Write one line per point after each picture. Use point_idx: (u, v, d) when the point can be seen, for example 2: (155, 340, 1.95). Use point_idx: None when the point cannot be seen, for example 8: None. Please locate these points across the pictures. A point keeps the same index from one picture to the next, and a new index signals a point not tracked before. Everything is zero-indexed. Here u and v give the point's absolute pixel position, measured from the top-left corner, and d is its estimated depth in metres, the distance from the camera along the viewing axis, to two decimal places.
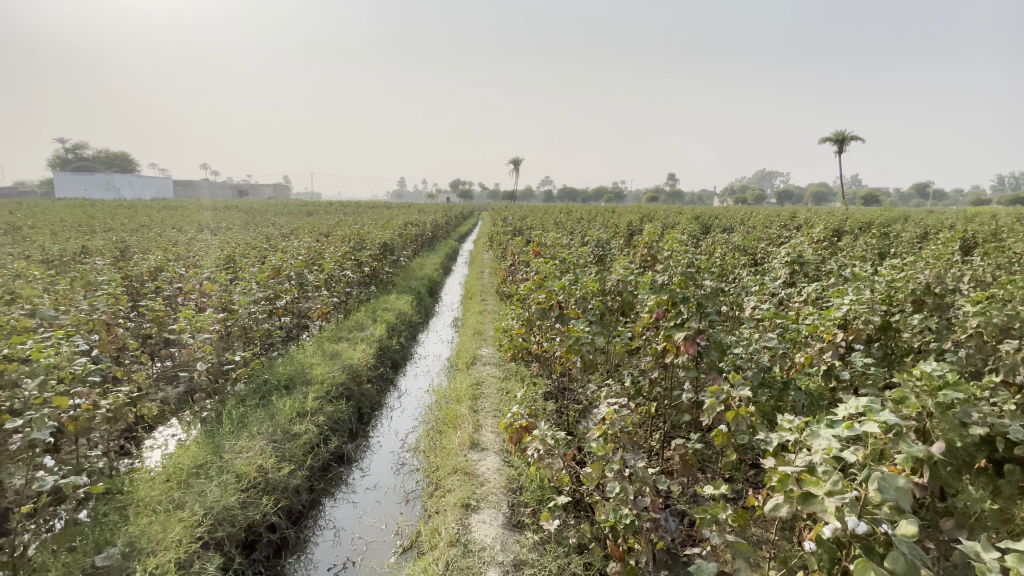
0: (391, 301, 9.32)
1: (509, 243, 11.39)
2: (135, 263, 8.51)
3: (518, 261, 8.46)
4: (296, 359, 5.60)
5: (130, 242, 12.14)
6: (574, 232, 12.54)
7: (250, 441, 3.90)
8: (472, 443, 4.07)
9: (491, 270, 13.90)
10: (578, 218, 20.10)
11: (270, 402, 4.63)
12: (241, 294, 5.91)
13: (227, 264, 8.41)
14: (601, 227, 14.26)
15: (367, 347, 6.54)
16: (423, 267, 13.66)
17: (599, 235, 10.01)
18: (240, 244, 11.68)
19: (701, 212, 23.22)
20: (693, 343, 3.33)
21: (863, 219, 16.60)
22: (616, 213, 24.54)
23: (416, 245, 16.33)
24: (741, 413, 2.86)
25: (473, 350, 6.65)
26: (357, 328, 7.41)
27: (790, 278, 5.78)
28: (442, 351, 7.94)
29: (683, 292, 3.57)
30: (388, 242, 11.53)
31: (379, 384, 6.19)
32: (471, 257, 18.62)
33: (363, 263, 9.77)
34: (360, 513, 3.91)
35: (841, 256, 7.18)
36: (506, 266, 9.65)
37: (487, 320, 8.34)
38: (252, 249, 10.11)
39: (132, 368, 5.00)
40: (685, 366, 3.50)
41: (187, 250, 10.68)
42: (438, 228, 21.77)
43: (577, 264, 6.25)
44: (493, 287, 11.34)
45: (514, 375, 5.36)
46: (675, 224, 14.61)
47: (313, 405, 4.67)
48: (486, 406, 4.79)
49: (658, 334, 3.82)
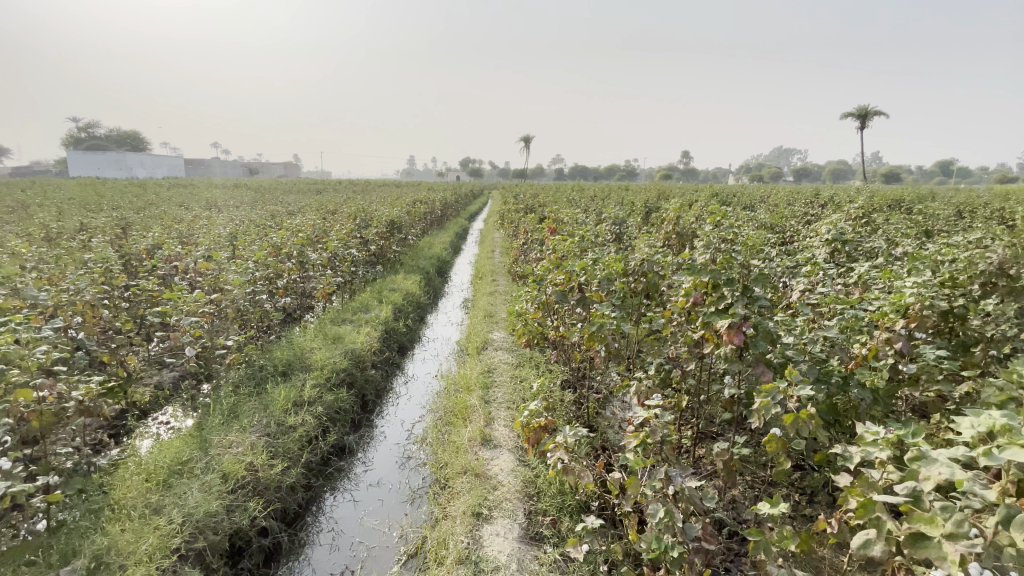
0: (397, 282, 8.89)
1: (520, 221, 10.86)
2: (133, 241, 8.19)
3: (531, 239, 7.97)
4: (294, 343, 5.23)
5: (132, 219, 11.89)
6: (588, 210, 11.96)
7: (241, 435, 3.57)
8: (484, 439, 3.69)
9: (501, 249, 13.40)
10: (592, 196, 19.35)
11: (265, 391, 4.28)
12: (237, 275, 5.54)
13: (227, 242, 8.04)
14: (616, 205, 13.64)
15: (372, 329, 6.16)
16: (432, 247, 13.19)
17: (617, 213, 9.48)
18: (243, 222, 11.36)
19: (720, 190, 22.32)
20: (740, 333, 2.90)
21: (893, 197, 15.86)
22: (631, 191, 23.70)
23: (425, 224, 15.87)
24: (802, 417, 2.43)
25: (484, 334, 6.23)
26: (361, 309, 7.03)
27: (832, 258, 5.25)
28: (451, 334, 7.56)
29: (726, 273, 3.11)
30: (395, 220, 11.07)
31: (385, 370, 5.82)
32: (481, 236, 18.12)
33: (368, 242, 9.36)
34: (362, 514, 3.58)
35: (883, 234, 6.61)
36: (518, 245, 9.15)
37: (498, 302, 7.89)
38: (255, 227, 9.74)
39: (120, 353, 4.68)
40: (728, 358, 3.06)
41: (188, 228, 10.36)
42: (447, 206, 21.28)
43: (596, 243, 5.77)
44: (503, 268, 10.86)
45: (528, 363, 4.95)
46: (693, 203, 14.00)
47: (312, 394, 4.31)
48: (499, 396, 4.39)
49: (694, 320, 3.37)
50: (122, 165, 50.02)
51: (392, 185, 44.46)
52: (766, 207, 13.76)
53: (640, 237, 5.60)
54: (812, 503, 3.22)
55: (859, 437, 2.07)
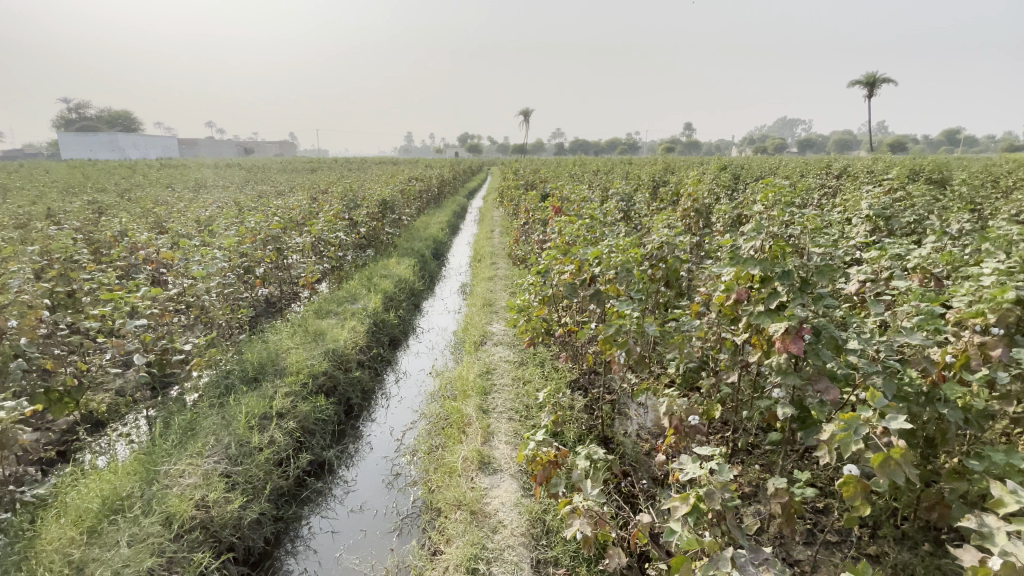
0: (390, 267, 8.25)
1: (520, 199, 10.13)
2: (101, 227, 7.55)
3: (533, 219, 7.31)
4: (268, 342, 4.65)
5: (109, 203, 11.18)
6: (592, 186, 11.18)
7: (195, 462, 3.01)
8: (481, 461, 3.13)
9: (502, 229, 12.69)
10: (596, 170, 18.46)
11: (229, 402, 3.72)
12: (203, 266, 4.93)
13: (201, 227, 7.39)
14: (622, 180, 12.87)
15: (358, 322, 5.58)
16: (427, 227, 12.47)
17: (624, 189, 8.77)
18: (226, 205, 10.65)
19: (729, 163, 21.33)
20: (798, 340, 2.33)
21: (913, 168, 15.11)
22: (635, 165, 22.73)
23: (421, 203, 15.13)
24: (895, 458, 1.89)
25: (482, 327, 5.63)
26: (349, 298, 6.43)
27: (875, 237, 4.62)
28: (447, 324, 6.97)
29: (779, 264, 2.50)
30: (387, 199, 10.34)
31: (374, 368, 5.25)
32: (480, 215, 17.37)
33: (357, 224, 8.69)
34: (340, 550, 3.03)
35: (925, 208, 5.94)
36: (519, 226, 8.45)
37: (498, 289, 7.26)
38: (236, 210, 9.07)
39: (69, 358, 4.11)
40: (782, 370, 2.48)
41: (165, 211, 9.68)
42: (445, 185, 20.49)
43: (605, 223, 5.14)
44: (504, 250, 10.17)
45: (532, 363, 4.36)
46: (704, 177, 13.26)
47: (283, 405, 3.75)
48: (499, 403, 3.81)
49: (735, 320, 2.78)
50: (112, 147, 48.85)
51: (389, 163, 43.24)
52: (782, 181, 12.98)
53: (657, 216, 4.94)
54: (876, 538, 2.69)
55: (995, 500, 1.52)
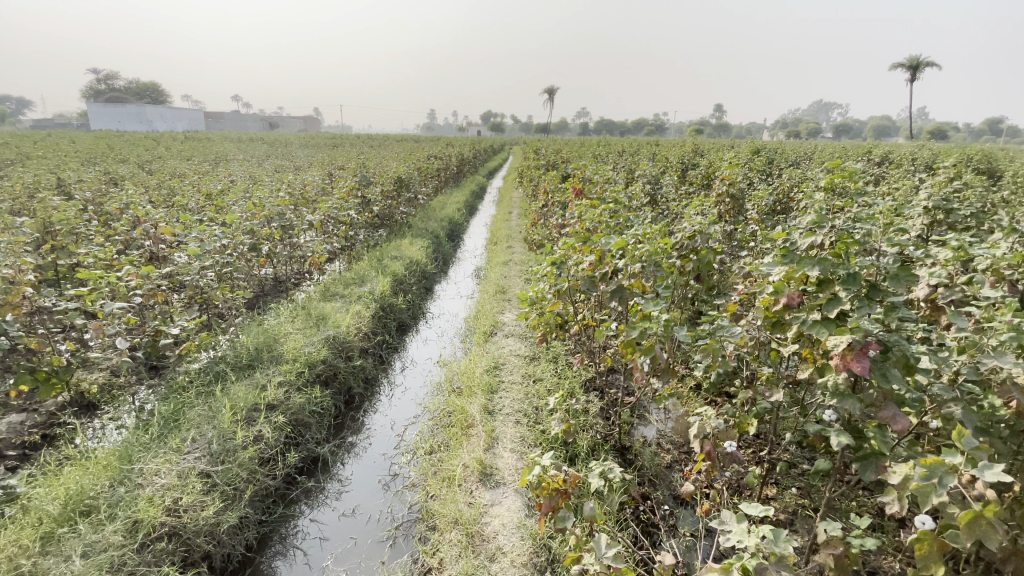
0: (402, 248, 7.94)
1: (540, 179, 9.66)
2: (109, 200, 7.37)
3: (552, 202, 6.89)
4: (266, 326, 4.39)
5: (123, 175, 11.07)
6: (617, 168, 10.62)
7: (171, 460, 2.79)
8: (483, 472, 2.83)
9: (520, 211, 12.25)
10: (622, 152, 17.74)
11: (219, 391, 3.47)
12: (200, 243, 4.67)
13: (209, 202, 7.16)
14: (649, 162, 12.23)
15: (364, 306, 5.30)
16: (444, 207, 12.09)
17: (651, 172, 8.25)
18: (239, 179, 10.43)
19: (762, 147, 20.28)
20: (862, 357, 1.97)
21: (969, 156, 14.10)
22: (662, 148, 21.80)
23: (438, 181, 14.73)
24: (988, 516, 1.52)
25: (494, 315, 5.29)
26: (356, 280, 6.15)
27: (937, 232, 4.10)
28: (459, 309, 6.65)
29: (841, 266, 2.11)
30: (403, 177, 9.97)
31: (378, 355, 4.97)
32: (499, 196, 16.90)
33: (370, 201, 8.37)
34: (326, 560, 2.77)
35: (990, 201, 5.33)
36: (537, 208, 8.02)
37: (514, 274, 6.89)
38: (247, 185, 8.82)
39: (57, 338, 3.91)
40: (837, 392, 2.10)
41: (177, 184, 9.49)
42: (464, 163, 20.02)
43: (630, 208, 4.71)
44: (522, 233, 9.74)
45: (544, 359, 4.01)
46: (738, 160, 12.53)
47: (275, 397, 3.49)
48: (507, 403, 3.49)
49: (782, 328, 2.40)
50: (140, 119, 49.41)
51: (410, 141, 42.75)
52: (821, 167, 12.15)
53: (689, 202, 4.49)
54: None
55: None
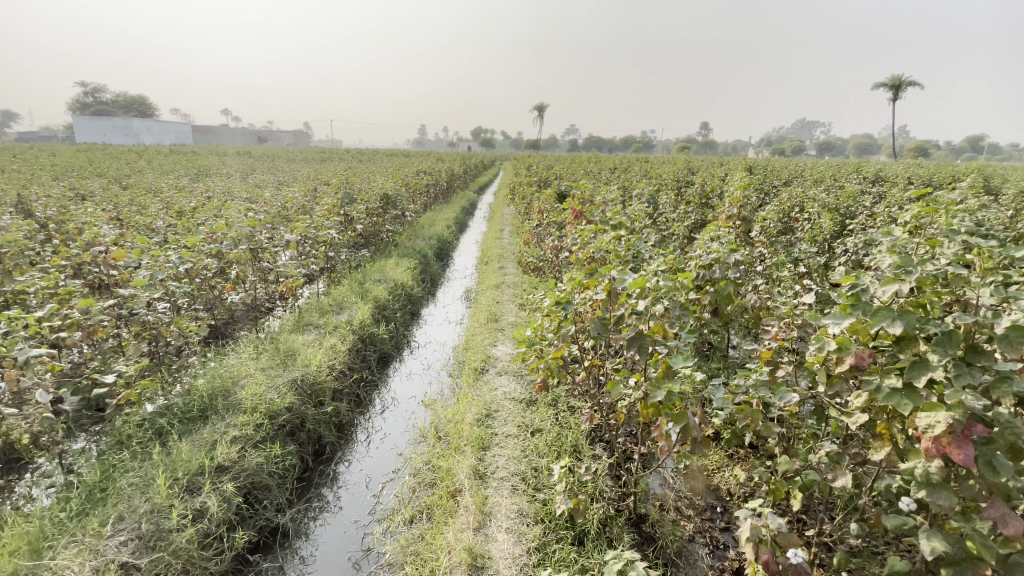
0: (387, 269, 7.43)
1: (533, 197, 9.26)
2: (66, 219, 6.76)
3: (548, 222, 6.47)
4: (225, 366, 3.84)
5: (91, 190, 10.45)
6: (612, 185, 10.27)
7: (85, 552, 2.24)
8: (473, 564, 2.32)
9: (512, 229, 11.83)
10: (614, 169, 17.48)
11: (160, 450, 2.92)
12: (153, 269, 4.12)
13: (175, 222, 6.58)
14: (644, 179, 11.92)
15: (340, 339, 4.78)
16: (433, 225, 11.63)
17: (650, 190, 7.87)
18: (215, 195, 9.87)
19: (754, 163, 20.17)
20: (964, 443, 1.55)
21: (962, 174, 14.05)
22: (653, 164, 21.64)
23: (427, 198, 14.29)
24: None
25: (485, 349, 4.79)
26: (334, 307, 5.63)
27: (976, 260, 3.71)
28: (447, 337, 6.15)
29: (930, 322, 1.67)
30: (389, 193, 9.50)
31: (355, 395, 4.43)
32: (490, 213, 16.51)
33: (353, 220, 7.86)
34: None
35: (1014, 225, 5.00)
36: (530, 228, 7.58)
37: (506, 300, 6.40)
38: (221, 203, 8.26)
39: None
40: (927, 483, 1.65)
41: (146, 201, 8.88)
42: (454, 179, 19.63)
43: (636, 233, 4.27)
44: (514, 253, 9.28)
45: (543, 406, 3.52)
46: (735, 178, 12.29)
47: (227, 458, 2.95)
48: (501, 464, 2.99)
49: (843, 391, 1.97)
50: (126, 132, 48.74)
51: (400, 155, 42.38)
52: (819, 186, 11.93)
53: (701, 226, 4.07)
54: None
55: None
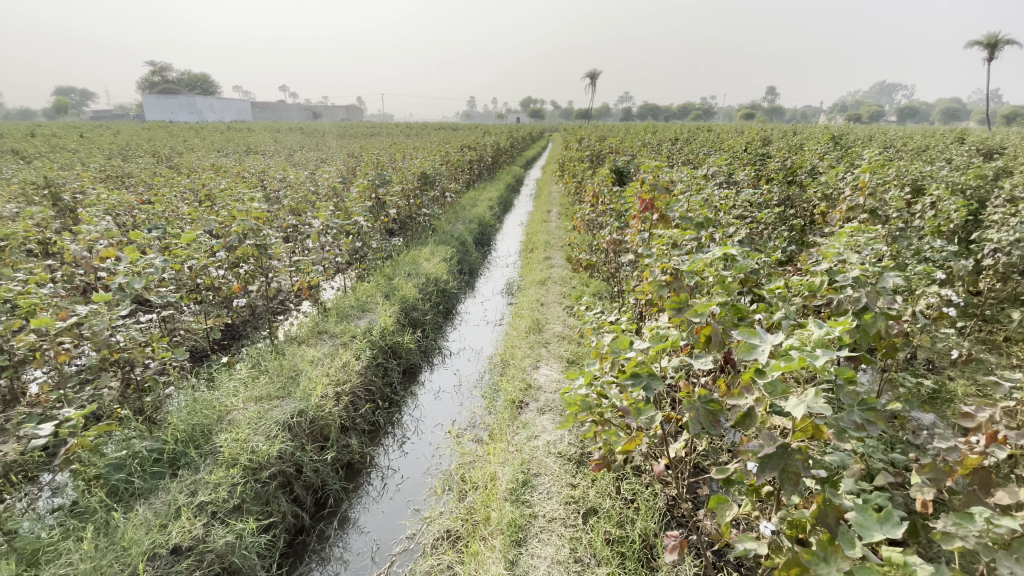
0: (421, 260, 6.69)
1: (587, 176, 8.19)
2: (86, 205, 6.34)
3: (607, 209, 5.45)
4: (211, 397, 3.19)
5: (132, 170, 10.20)
6: (677, 161, 9.00)
7: None
8: None
9: (561, 210, 10.82)
10: (675, 139, 15.89)
11: (104, 525, 2.28)
12: (135, 274, 3.48)
13: (193, 208, 6.02)
14: (712, 152, 10.49)
15: (357, 353, 4.07)
16: (475, 205, 10.79)
17: (727, 170, 6.63)
18: (249, 176, 9.34)
19: (833, 131, 17.99)
20: None
21: None
22: (717, 134, 19.76)
23: (470, 174, 13.43)
24: None
25: (526, 373, 3.93)
26: (357, 309, 4.94)
27: None
28: (484, 342, 5.35)
29: None
30: (427, 171, 8.66)
31: (369, 424, 3.73)
32: (538, 189, 15.47)
33: (386, 204, 7.11)
34: None
35: None
36: (582, 214, 6.58)
37: (552, 302, 5.49)
38: (251, 185, 7.68)
39: None
40: None
41: (177, 181, 8.46)
42: (500, 153, 18.63)
43: (726, 234, 3.23)
44: (562, 241, 8.30)
45: (599, 472, 2.66)
46: (822, 149, 10.64)
47: (184, 539, 2.27)
48: (542, 574, 2.15)
49: None
50: (190, 109, 50.43)
51: (449, 128, 41.60)
52: (926, 159, 10.09)
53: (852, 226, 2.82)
54: None
55: None
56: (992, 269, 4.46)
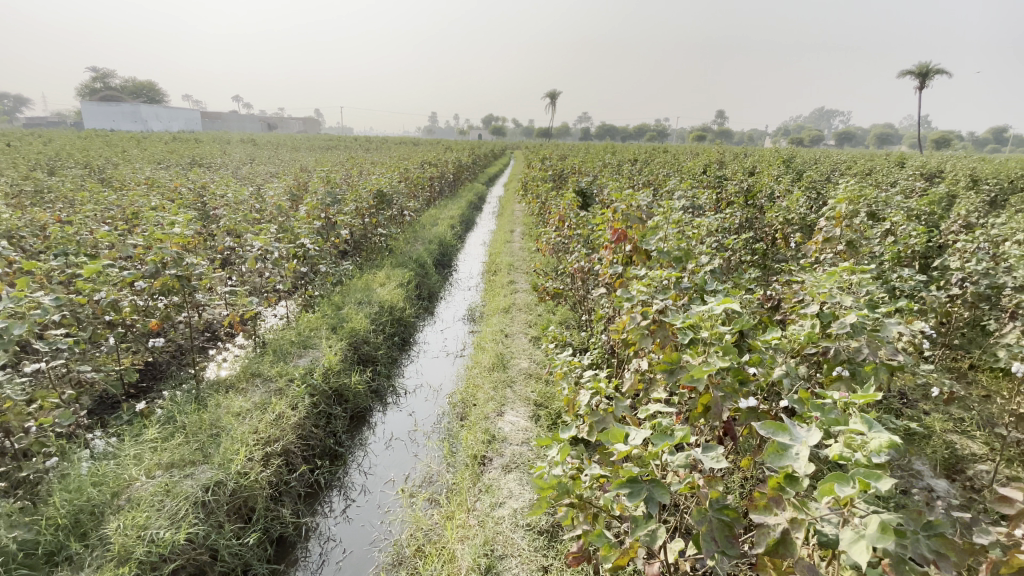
0: (375, 285, 6.21)
1: (552, 197, 7.94)
2: None
3: (574, 234, 5.17)
4: (107, 467, 2.64)
5: (55, 184, 9.23)
6: (642, 182, 8.91)
7: None
8: None
9: (525, 230, 10.54)
10: (637, 159, 16.08)
11: None
12: (20, 315, 2.89)
13: (115, 229, 5.35)
14: (674, 174, 10.50)
15: (296, 401, 3.57)
16: (436, 224, 10.37)
17: (694, 193, 6.52)
18: (189, 192, 8.59)
19: (784, 154, 18.71)
20: None
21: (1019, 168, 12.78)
22: (675, 155, 20.20)
23: (431, 192, 13.00)
24: None
25: (489, 420, 3.54)
26: (300, 345, 4.43)
27: None
28: (443, 378, 4.92)
29: None
30: (384, 189, 8.21)
31: (307, 486, 3.24)
32: (501, 207, 15.21)
33: (338, 225, 6.59)
34: None
35: None
36: (547, 237, 6.30)
37: (517, 332, 5.14)
38: (187, 203, 7.00)
39: None
40: None
41: (103, 197, 7.65)
42: (462, 170, 18.32)
43: (705, 269, 2.98)
44: (527, 263, 8.00)
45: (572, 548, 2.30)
46: (779, 173, 10.86)
47: None
48: None
49: None
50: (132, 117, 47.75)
51: (409, 144, 41.12)
52: (875, 183, 10.45)
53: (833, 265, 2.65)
54: None
55: None
56: (958, 299, 4.43)
